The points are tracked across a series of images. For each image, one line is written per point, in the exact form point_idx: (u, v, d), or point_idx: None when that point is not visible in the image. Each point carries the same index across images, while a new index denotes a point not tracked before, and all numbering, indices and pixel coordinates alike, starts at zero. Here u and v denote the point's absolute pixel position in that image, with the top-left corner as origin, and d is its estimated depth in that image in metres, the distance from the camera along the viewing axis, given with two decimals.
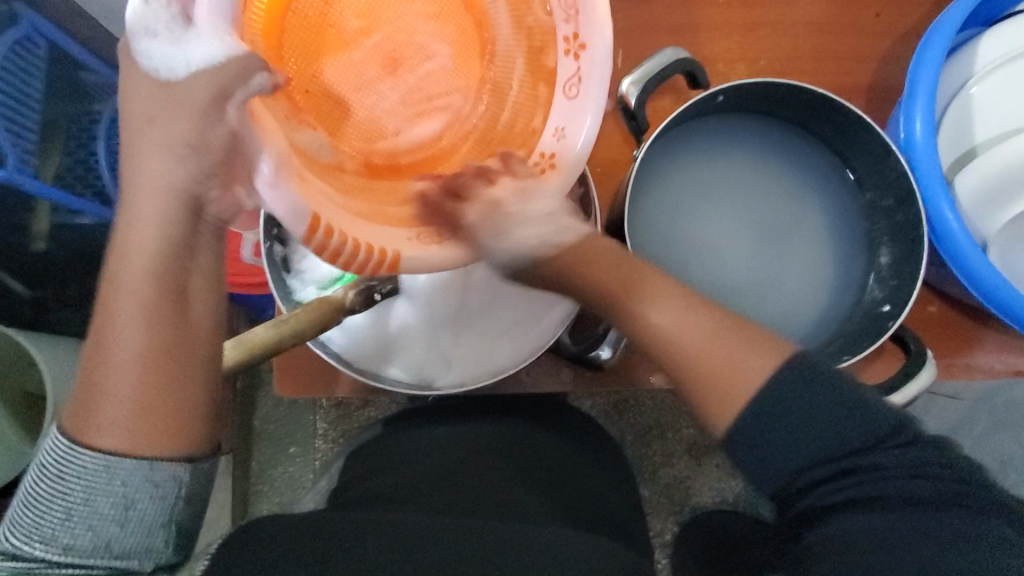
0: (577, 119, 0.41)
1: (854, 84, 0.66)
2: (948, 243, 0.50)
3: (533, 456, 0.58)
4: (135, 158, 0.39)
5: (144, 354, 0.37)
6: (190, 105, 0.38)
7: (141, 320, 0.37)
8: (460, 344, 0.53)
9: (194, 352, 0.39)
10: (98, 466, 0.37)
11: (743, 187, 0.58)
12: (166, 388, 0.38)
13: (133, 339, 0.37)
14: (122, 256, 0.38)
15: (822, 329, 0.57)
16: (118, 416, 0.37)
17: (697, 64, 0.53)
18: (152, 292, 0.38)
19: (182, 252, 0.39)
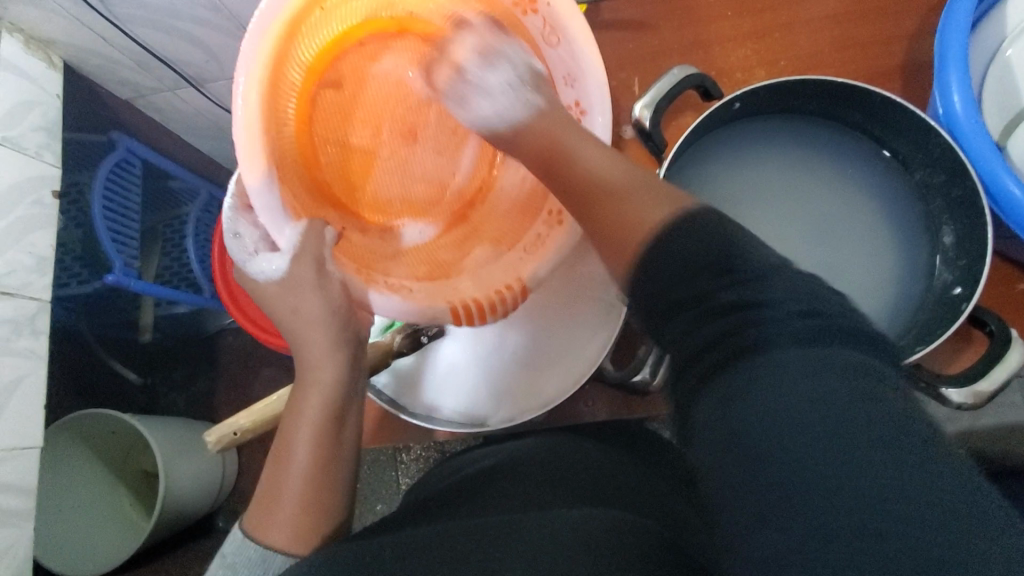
0: (590, 133, 0.47)
1: (887, 67, 0.63)
2: (1014, 213, 0.46)
3: (599, 458, 0.51)
4: (294, 300, 0.45)
5: (311, 462, 0.42)
6: (302, 284, 0.44)
7: (312, 437, 0.42)
8: (507, 381, 0.54)
9: (333, 467, 0.43)
10: (258, 561, 0.40)
11: (782, 187, 0.56)
12: (323, 486, 0.42)
13: (303, 458, 0.42)
14: (307, 389, 0.44)
15: (895, 321, 0.53)
16: (287, 517, 0.41)
17: (706, 76, 0.53)
18: (313, 404, 0.43)
19: (348, 391, 0.45)
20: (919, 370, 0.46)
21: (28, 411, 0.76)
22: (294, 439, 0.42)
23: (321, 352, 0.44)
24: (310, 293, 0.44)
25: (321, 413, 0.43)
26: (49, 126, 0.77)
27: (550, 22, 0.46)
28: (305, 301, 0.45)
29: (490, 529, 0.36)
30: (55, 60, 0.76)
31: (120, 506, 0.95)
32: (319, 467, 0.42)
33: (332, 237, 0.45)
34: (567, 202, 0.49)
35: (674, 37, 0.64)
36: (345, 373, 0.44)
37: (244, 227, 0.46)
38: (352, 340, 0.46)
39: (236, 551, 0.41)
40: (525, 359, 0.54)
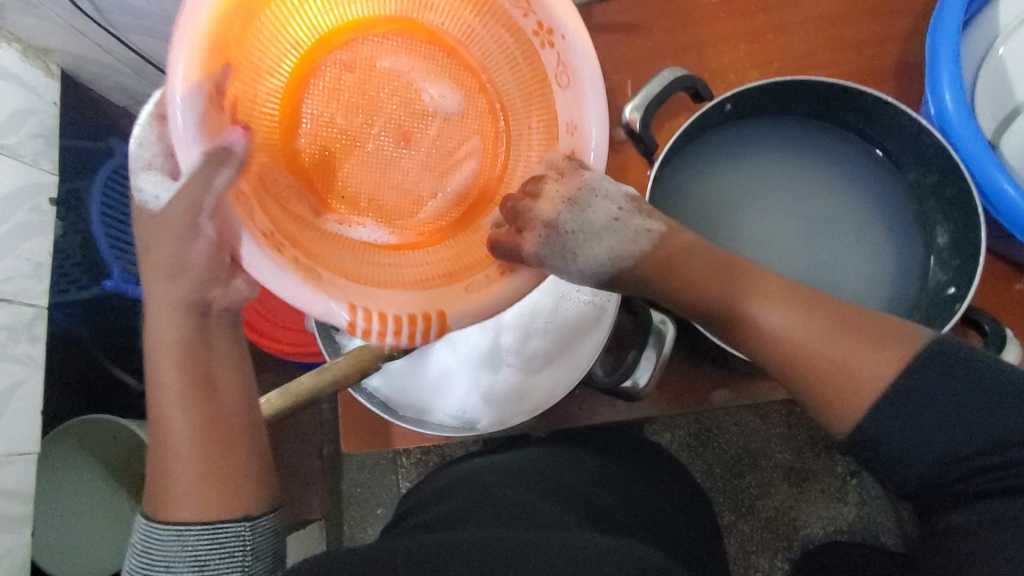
0: (583, 113, 0.40)
1: (881, 67, 0.63)
2: (1008, 213, 0.46)
3: (566, 468, 0.54)
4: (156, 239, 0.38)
5: (191, 432, 0.41)
6: (173, 230, 0.38)
7: (183, 404, 0.41)
8: (499, 384, 0.54)
9: (235, 444, 0.42)
10: (171, 537, 0.39)
11: (776, 188, 0.56)
12: (218, 458, 0.41)
13: (181, 425, 0.41)
14: (157, 358, 0.41)
15: (889, 322, 0.53)
16: (187, 490, 0.40)
17: (698, 78, 0.53)
18: (205, 379, 0.41)
19: (208, 344, 0.42)
20: None
21: (26, 417, 0.76)
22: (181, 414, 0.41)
23: (223, 333, 0.42)
24: (174, 239, 0.38)
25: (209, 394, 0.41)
26: (47, 134, 0.78)
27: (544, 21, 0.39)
28: (181, 257, 0.38)
29: (509, 551, 0.37)
30: (53, 68, 0.77)
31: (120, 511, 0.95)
32: (217, 439, 0.41)
33: (224, 183, 0.35)
34: (558, 180, 0.41)
35: (667, 39, 0.64)
36: (228, 345, 0.43)
37: (153, 140, 0.38)
38: (266, 310, 0.41)
39: (142, 537, 0.40)
40: (518, 361, 0.54)
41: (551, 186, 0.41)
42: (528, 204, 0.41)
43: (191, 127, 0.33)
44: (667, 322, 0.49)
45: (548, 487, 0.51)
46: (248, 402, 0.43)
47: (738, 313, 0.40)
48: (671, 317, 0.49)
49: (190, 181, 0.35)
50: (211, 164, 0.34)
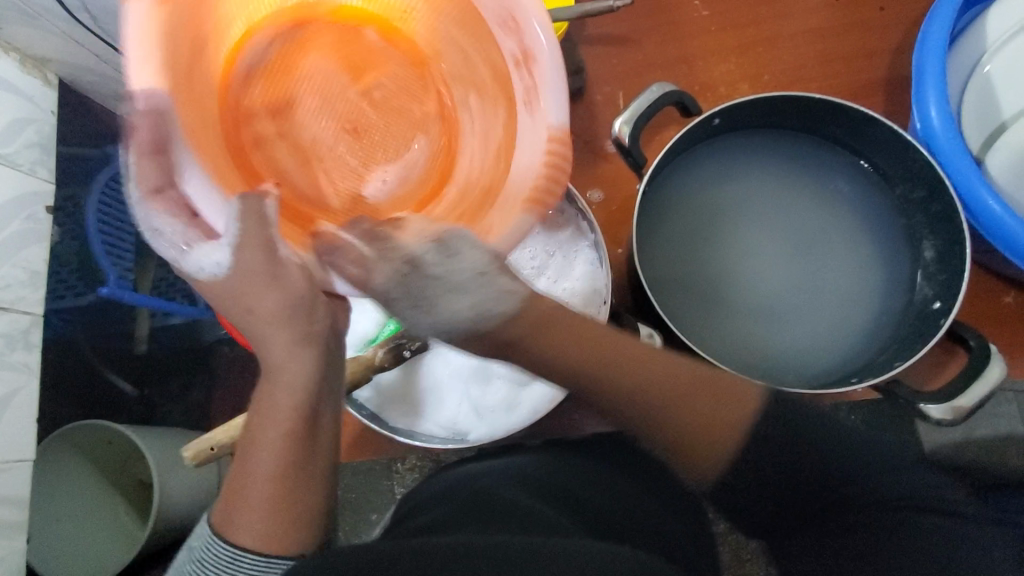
0: (539, 105, 0.40)
1: (870, 80, 0.63)
2: (994, 228, 0.46)
3: (591, 477, 0.54)
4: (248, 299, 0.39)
5: (280, 467, 0.41)
6: (127, 236, 0.38)
7: (280, 436, 0.41)
8: (489, 395, 0.55)
9: (302, 470, 0.41)
10: (227, 560, 0.39)
11: (766, 201, 0.56)
12: (289, 487, 0.41)
13: (273, 454, 0.40)
14: (275, 386, 0.41)
15: (877, 335, 0.53)
16: (252, 517, 0.40)
17: (686, 92, 0.54)
18: (284, 404, 0.40)
19: (318, 391, 0.42)
20: (896, 387, 0.46)
21: (19, 424, 0.76)
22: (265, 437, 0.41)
23: (287, 348, 0.40)
24: (266, 283, 0.39)
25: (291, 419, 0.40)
26: (44, 143, 0.78)
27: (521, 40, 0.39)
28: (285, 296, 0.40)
29: (513, 555, 0.37)
30: (51, 77, 0.77)
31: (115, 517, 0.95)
32: (294, 473, 0.41)
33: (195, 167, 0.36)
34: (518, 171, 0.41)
35: (658, 52, 0.64)
36: (316, 374, 0.41)
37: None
38: (324, 334, 0.42)
39: (204, 550, 0.40)
40: (507, 373, 0.55)
41: (525, 179, 0.40)
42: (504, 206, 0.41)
43: (195, 165, 0.36)
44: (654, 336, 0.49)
45: (560, 498, 0.50)
46: (264, 422, 0.42)
47: (619, 372, 0.44)
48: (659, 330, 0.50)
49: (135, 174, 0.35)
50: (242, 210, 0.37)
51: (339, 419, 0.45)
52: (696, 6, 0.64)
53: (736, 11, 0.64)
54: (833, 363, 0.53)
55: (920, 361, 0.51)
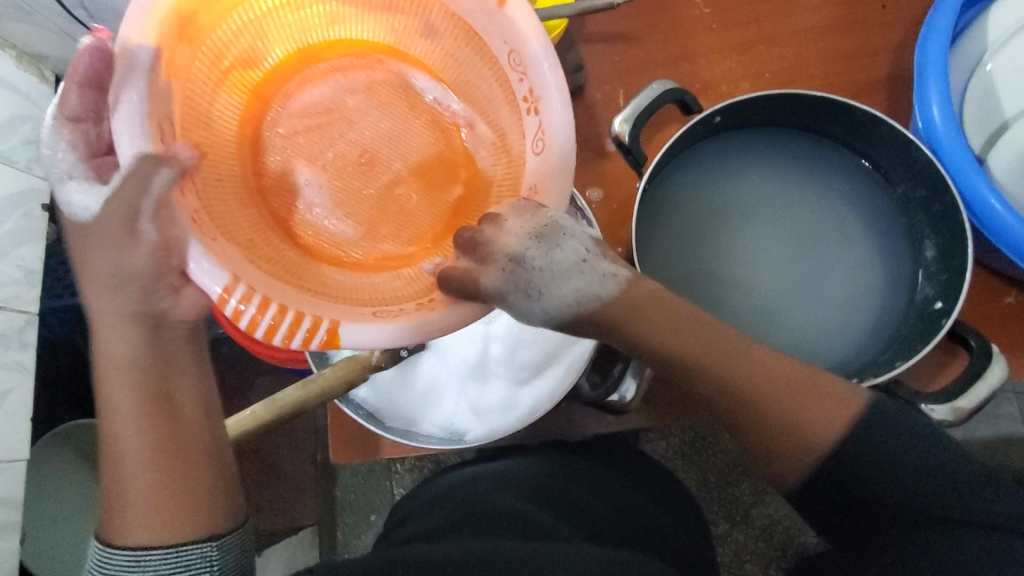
0: (544, 97, 0.36)
1: (872, 80, 0.63)
2: (997, 228, 0.46)
3: (581, 483, 0.55)
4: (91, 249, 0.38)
5: (148, 447, 0.39)
6: (109, 234, 0.37)
7: (137, 427, 0.39)
8: (487, 395, 0.54)
9: (178, 441, 0.39)
10: (128, 563, 0.37)
11: (766, 200, 0.56)
12: (179, 466, 0.39)
13: (135, 442, 0.39)
14: (112, 386, 0.39)
15: (877, 336, 0.53)
16: (142, 508, 0.38)
17: (687, 90, 0.53)
18: (119, 389, 0.39)
19: (213, 393, 0.42)
20: (897, 388, 0.46)
21: (14, 422, 0.75)
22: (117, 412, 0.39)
23: (110, 325, 0.39)
24: (117, 248, 0.37)
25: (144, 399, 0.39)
26: (41, 139, 0.78)
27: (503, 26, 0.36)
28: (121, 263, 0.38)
29: (485, 558, 0.36)
30: (49, 74, 0.77)
31: None
32: (175, 445, 0.39)
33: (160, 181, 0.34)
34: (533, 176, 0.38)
35: (660, 50, 0.64)
36: (135, 349, 0.39)
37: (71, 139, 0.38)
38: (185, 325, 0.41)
39: (97, 560, 0.38)
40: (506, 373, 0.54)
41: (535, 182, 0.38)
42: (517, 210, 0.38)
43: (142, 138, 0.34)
44: None
45: (541, 502, 0.50)
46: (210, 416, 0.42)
47: (691, 372, 0.38)
48: None
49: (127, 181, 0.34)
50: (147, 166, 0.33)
51: (207, 401, 0.42)
52: (698, 4, 0.64)
53: (738, 9, 0.64)
54: (833, 364, 0.52)
55: (921, 362, 0.51)
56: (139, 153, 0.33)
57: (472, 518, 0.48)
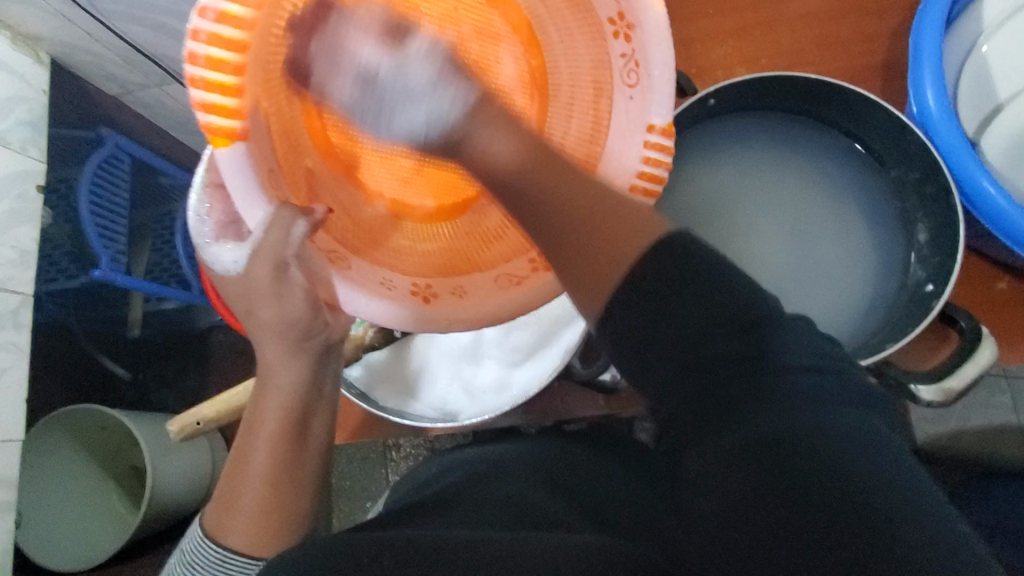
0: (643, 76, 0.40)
1: (869, 65, 0.63)
2: (988, 211, 0.46)
3: (580, 471, 0.52)
4: (251, 307, 0.42)
5: (271, 465, 0.42)
6: (257, 287, 0.42)
7: (268, 443, 0.42)
8: (481, 376, 0.55)
9: (294, 464, 0.43)
10: (215, 562, 0.40)
11: (760, 185, 0.56)
12: (280, 488, 0.42)
13: (264, 456, 0.42)
14: (265, 391, 0.43)
15: (871, 318, 0.53)
16: (244, 516, 0.41)
17: (682, 72, 0.53)
18: (272, 406, 0.42)
19: (311, 394, 0.44)
20: (886, 368, 0.46)
21: (8, 404, 0.76)
22: (254, 422, 0.43)
23: (281, 353, 0.43)
24: (270, 301, 0.42)
25: (276, 424, 0.42)
26: (35, 121, 0.78)
27: (636, 52, 0.40)
28: (283, 313, 0.42)
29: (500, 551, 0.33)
30: (42, 55, 0.76)
31: (107, 501, 0.94)
32: (287, 459, 0.42)
33: (299, 234, 0.39)
34: None
35: None
36: (304, 380, 0.43)
37: (212, 208, 0.42)
38: (317, 346, 0.44)
39: (194, 552, 0.41)
40: (501, 355, 0.55)
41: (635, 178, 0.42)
42: (524, 270, 0.42)
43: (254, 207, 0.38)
44: None
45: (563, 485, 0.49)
46: (328, 434, 0.46)
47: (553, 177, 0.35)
48: None
49: (266, 236, 0.39)
50: (273, 219, 0.38)
51: (329, 424, 0.46)
52: None
53: None
54: None
55: (911, 342, 0.51)
56: (208, 124, 0.35)
57: (478, 501, 0.45)
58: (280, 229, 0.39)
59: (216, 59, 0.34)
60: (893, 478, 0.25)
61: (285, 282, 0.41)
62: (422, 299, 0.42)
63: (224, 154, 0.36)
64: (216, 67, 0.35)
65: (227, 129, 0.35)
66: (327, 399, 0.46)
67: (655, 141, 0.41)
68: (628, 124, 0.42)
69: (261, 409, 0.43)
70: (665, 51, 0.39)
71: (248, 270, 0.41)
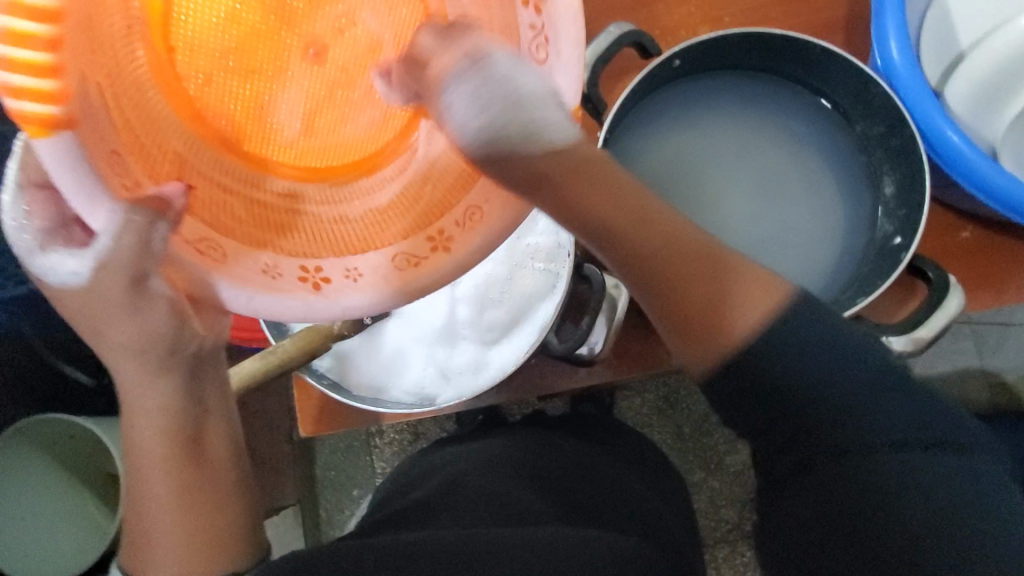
0: (554, 30, 0.36)
1: (830, 19, 0.62)
2: (952, 160, 0.46)
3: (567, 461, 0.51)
4: (101, 326, 0.36)
5: (174, 490, 0.38)
6: (108, 303, 0.35)
7: (163, 470, 0.38)
8: (455, 358, 0.53)
9: (202, 483, 0.38)
10: None
11: (729, 147, 0.55)
12: (194, 510, 0.38)
13: (160, 486, 0.38)
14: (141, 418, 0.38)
15: (842, 275, 0.53)
16: (164, 545, 0.38)
17: (645, 33, 0.51)
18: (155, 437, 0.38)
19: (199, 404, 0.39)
20: (858, 323, 0.46)
21: None
22: (135, 462, 0.38)
23: (144, 377, 0.37)
24: (129, 321, 0.36)
25: (166, 450, 0.38)
26: None
27: (547, 26, 0.37)
28: (144, 337, 0.36)
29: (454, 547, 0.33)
30: None
31: (82, 509, 0.88)
32: (192, 478, 0.38)
33: (161, 234, 0.34)
34: (464, 226, 0.38)
35: None
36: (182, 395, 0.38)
37: (32, 212, 0.35)
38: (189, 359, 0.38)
39: None
40: (473, 336, 0.53)
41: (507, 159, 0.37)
42: (420, 255, 0.38)
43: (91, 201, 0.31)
44: (621, 287, 0.49)
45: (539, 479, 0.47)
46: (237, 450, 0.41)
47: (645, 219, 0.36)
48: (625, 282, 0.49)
49: (118, 239, 0.33)
50: (125, 224, 0.33)
51: (231, 434, 0.41)
52: None
53: None
54: None
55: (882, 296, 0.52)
56: (19, 113, 0.29)
57: (456, 500, 0.44)
58: (131, 232, 0.33)
59: (17, 30, 0.29)
60: (962, 500, 0.36)
61: (151, 296, 0.36)
62: (312, 288, 0.37)
63: (43, 147, 0.29)
64: (21, 42, 0.29)
65: (38, 115, 0.29)
66: (221, 406, 0.41)
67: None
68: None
69: (140, 441, 0.38)
70: (575, 24, 0.35)
71: (94, 281, 0.35)
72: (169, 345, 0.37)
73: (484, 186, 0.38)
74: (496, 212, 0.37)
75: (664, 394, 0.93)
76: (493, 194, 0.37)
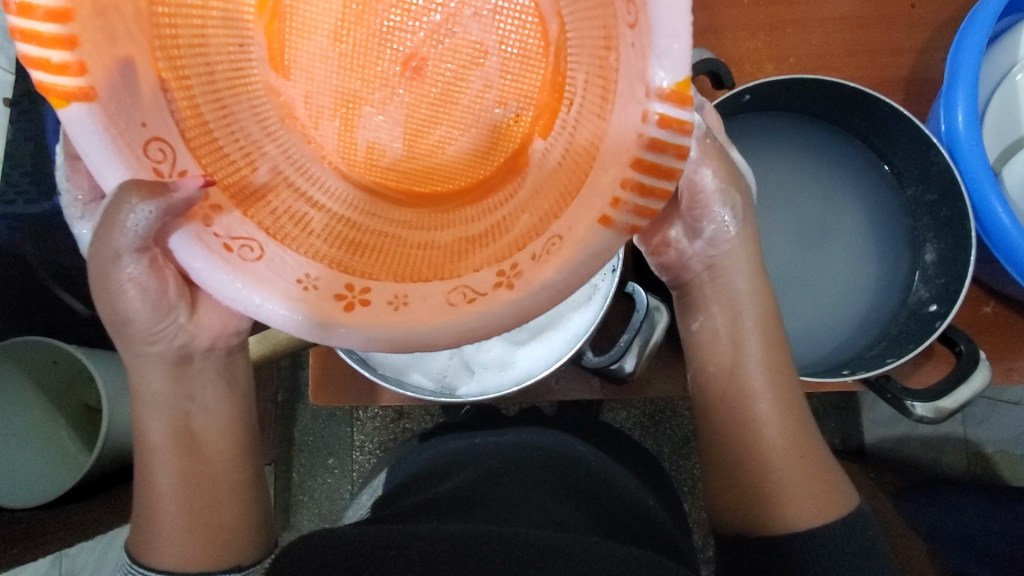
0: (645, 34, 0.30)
1: (892, 77, 0.63)
2: (999, 238, 0.47)
3: (588, 475, 0.52)
4: (96, 281, 0.39)
5: (176, 468, 0.42)
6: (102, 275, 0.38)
7: (165, 451, 0.42)
8: (481, 354, 0.53)
9: (201, 461, 0.42)
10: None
11: (781, 189, 0.56)
12: (196, 484, 0.42)
13: (165, 464, 0.42)
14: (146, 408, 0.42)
15: (868, 329, 0.54)
16: (172, 519, 0.41)
17: (721, 62, 0.50)
18: (157, 423, 0.42)
19: (186, 392, 0.43)
20: (886, 382, 0.47)
21: None
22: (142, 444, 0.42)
23: (146, 366, 0.42)
24: (106, 285, 0.39)
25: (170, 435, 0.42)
26: None
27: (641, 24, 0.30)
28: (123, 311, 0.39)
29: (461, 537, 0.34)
30: None
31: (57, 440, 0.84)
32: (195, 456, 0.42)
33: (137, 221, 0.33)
34: (541, 257, 0.32)
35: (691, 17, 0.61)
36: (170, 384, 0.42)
37: (76, 184, 0.43)
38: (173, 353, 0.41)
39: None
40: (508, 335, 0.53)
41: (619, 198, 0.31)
42: (482, 285, 0.33)
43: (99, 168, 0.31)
44: (662, 309, 0.50)
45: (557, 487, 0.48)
46: (234, 425, 0.44)
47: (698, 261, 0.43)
48: (666, 306, 0.51)
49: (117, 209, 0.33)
50: (127, 193, 0.32)
51: (226, 413, 0.44)
52: None
53: None
54: (826, 353, 0.54)
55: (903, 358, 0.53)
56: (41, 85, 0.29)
57: (486, 498, 0.44)
58: (117, 204, 0.33)
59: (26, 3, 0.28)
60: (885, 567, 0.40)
61: (127, 271, 0.38)
62: (344, 305, 0.33)
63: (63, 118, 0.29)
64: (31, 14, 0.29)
65: (60, 88, 0.29)
66: (220, 385, 0.44)
67: (659, 136, 0.30)
68: (631, 89, 0.32)
69: (147, 426, 0.42)
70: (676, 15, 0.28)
71: None
72: (149, 335, 0.40)
73: (578, 223, 0.32)
74: (577, 247, 0.31)
75: (650, 412, 0.95)
76: (582, 224, 0.32)
